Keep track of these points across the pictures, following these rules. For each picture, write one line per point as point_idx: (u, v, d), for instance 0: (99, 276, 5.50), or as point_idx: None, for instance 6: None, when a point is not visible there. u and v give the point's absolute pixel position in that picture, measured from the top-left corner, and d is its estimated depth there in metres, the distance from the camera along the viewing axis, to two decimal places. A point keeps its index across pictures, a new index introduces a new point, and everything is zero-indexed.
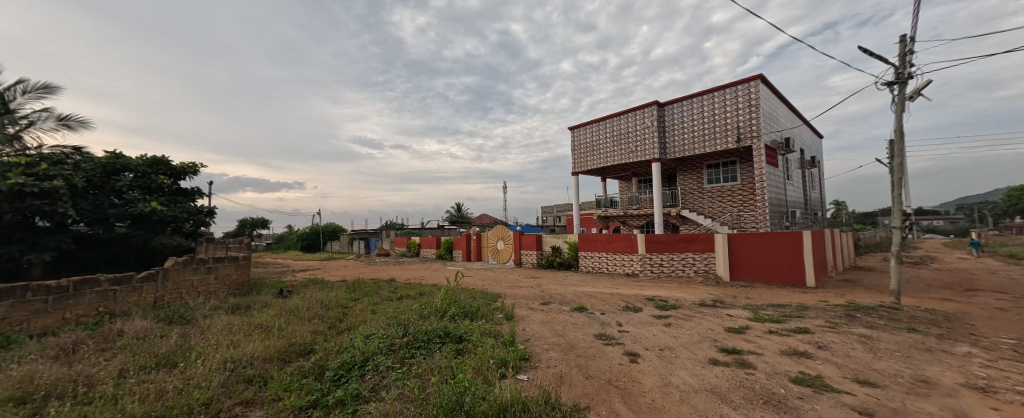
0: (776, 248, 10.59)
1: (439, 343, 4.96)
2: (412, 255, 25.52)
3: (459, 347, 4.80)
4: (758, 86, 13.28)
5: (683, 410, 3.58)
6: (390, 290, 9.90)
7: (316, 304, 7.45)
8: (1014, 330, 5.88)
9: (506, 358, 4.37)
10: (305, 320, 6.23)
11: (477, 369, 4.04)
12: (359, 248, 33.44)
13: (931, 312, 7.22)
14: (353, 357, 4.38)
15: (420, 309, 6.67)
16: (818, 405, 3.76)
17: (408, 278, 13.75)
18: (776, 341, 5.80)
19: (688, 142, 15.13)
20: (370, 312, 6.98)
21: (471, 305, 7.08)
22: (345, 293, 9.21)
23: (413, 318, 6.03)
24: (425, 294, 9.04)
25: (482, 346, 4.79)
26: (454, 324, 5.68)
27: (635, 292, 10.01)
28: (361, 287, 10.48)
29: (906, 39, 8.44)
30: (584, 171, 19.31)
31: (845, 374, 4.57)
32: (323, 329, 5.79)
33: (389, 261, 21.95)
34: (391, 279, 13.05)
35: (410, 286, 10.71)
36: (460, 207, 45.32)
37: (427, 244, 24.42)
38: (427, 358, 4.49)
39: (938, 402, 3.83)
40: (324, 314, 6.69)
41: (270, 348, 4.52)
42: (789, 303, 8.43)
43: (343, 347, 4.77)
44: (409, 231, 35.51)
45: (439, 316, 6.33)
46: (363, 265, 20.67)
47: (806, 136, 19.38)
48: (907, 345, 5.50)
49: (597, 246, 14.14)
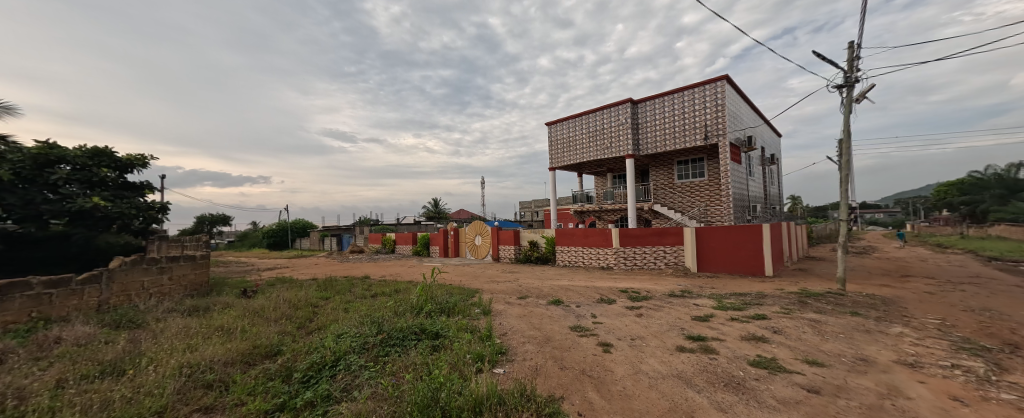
0: (739, 241, 11.20)
1: (414, 340, 4.90)
2: (388, 252, 24.98)
3: (435, 343, 4.78)
4: (724, 86, 13.89)
5: (652, 396, 3.74)
6: (363, 287, 9.67)
7: (284, 304, 7.16)
8: (939, 311, 6.54)
9: (482, 352, 4.38)
10: (271, 321, 5.98)
11: (453, 365, 4.03)
12: (331, 245, 32.28)
13: (872, 297, 7.91)
14: (323, 358, 4.25)
15: (395, 307, 6.57)
16: (772, 385, 4.04)
17: (383, 274, 13.46)
18: (737, 328, 6.16)
19: (660, 139, 15.63)
20: (342, 311, 6.79)
21: (448, 301, 7.05)
22: (315, 292, 8.88)
23: (388, 316, 5.93)
24: (401, 291, 8.90)
25: (458, 341, 4.78)
26: (430, 321, 5.63)
27: (609, 285, 10.30)
28: (332, 285, 10.15)
29: (853, 45, 9.09)
30: (560, 166, 19.53)
31: (796, 356, 4.94)
32: (291, 329, 5.58)
33: (363, 258, 21.39)
34: (365, 276, 12.73)
35: (385, 283, 10.50)
36: (437, 202, 44.68)
37: (402, 241, 24.01)
38: (402, 355, 4.44)
39: (875, 378, 4.22)
40: (293, 314, 6.45)
41: (232, 351, 4.32)
42: (750, 292, 8.98)
43: (313, 347, 4.63)
44: (383, 227, 34.69)
45: (415, 312, 6.27)
46: (336, 262, 20.00)
47: (766, 135, 20.50)
48: (851, 327, 6.01)
49: (573, 240, 14.39)
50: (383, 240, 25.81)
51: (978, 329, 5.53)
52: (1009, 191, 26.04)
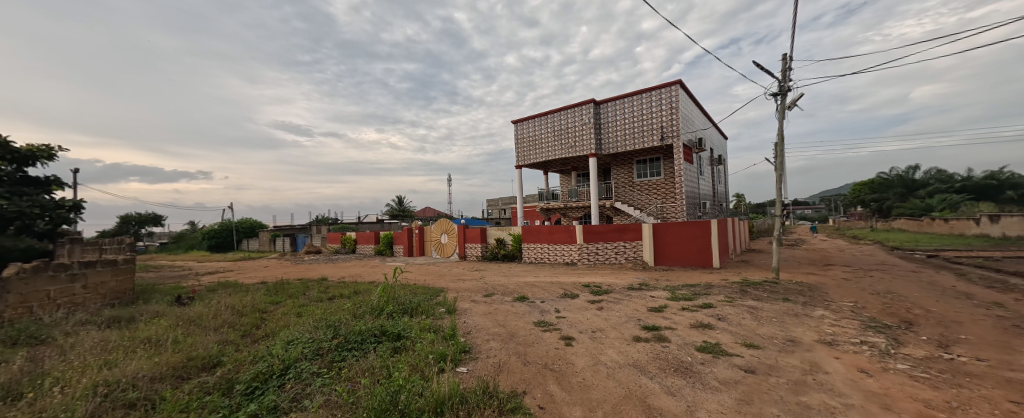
0: (691, 236, 11.95)
1: (374, 343, 4.73)
2: (348, 252, 23.86)
3: (396, 344, 4.65)
4: (677, 90, 14.71)
5: (609, 385, 3.90)
6: (320, 290, 9.17)
7: (227, 311, 6.60)
8: (852, 295, 7.41)
9: (445, 351, 4.32)
10: (210, 330, 5.49)
11: (414, 366, 3.94)
12: (284, 246, 30.19)
13: (801, 284, 8.78)
14: (271, 367, 3.98)
15: (354, 309, 6.29)
16: (715, 368, 4.37)
17: (343, 275, 12.87)
18: (687, 317, 6.59)
19: (620, 139, 16.26)
20: (294, 316, 6.39)
21: (411, 301, 6.87)
22: (265, 297, 8.29)
23: (345, 318, 5.66)
24: (362, 292, 8.56)
25: (421, 342, 4.68)
26: (392, 322, 5.46)
27: (573, 280, 10.58)
28: (283, 289, 9.51)
29: (785, 58, 10.01)
30: (525, 164, 19.71)
31: (737, 340, 5.39)
32: (235, 337, 5.17)
33: (319, 259, 20.27)
34: (322, 278, 12.08)
35: (344, 285, 10.02)
36: (400, 200, 43.37)
37: (363, 240, 23.11)
38: (360, 360, 4.26)
39: (800, 357, 4.69)
40: (237, 321, 5.97)
41: (162, 364, 3.91)
42: (700, 283, 9.64)
43: (259, 356, 4.32)
44: (343, 226, 33.06)
45: (375, 314, 6.03)
46: (289, 264, 18.81)
47: (715, 138, 21.99)
48: (782, 312, 6.63)
49: (539, 237, 14.55)
50: (342, 239, 24.68)
51: (881, 309, 6.33)
52: (908, 189, 30.00)
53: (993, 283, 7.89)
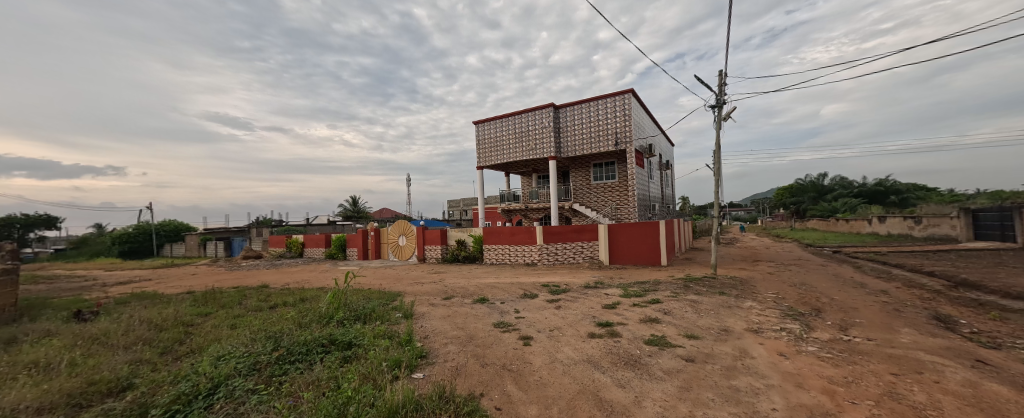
0: (643, 236, 12.72)
1: (321, 354, 4.54)
2: (294, 256, 22.30)
3: (346, 354, 4.48)
4: (630, 98, 15.58)
5: (564, 381, 4.08)
6: (260, 298, 8.54)
7: (142, 326, 5.93)
8: (775, 287, 8.35)
9: (400, 358, 4.25)
10: (120, 349, 4.91)
11: (365, 376, 3.84)
12: (217, 251, 27.43)
13: (735, 279, 9.71)
14: (195, 388, 3.65)
15: (298, 318, 5.95)
16: (660, 359, 4.73)
17: (288, 282, 12.06)
18: (637, 312, 7.02)
19: (577, 143, 16.87)
20: (227, 328, 5.91)
21: (365, 306, 6.64)
22: (191, 308, 7.53)
23: (289, 328, 5.35)
24: (309, 300, 8.10)
25: (374, 349, 4.55)
26: (343, 330, 5.27)
27: (533, 280, 10.83)
28: (215, 298, 8.72)
29: (722, 74, 11.01)
30: (486, 166, 19.76)
31: (680, 332, 5.86)
32: (151, 356, 4.68)
33: (260, 265, 18.77)
34: (263, 285, 11.24)
35: (288, 292, 9.41)
36: (355, 200, 41.40)
37: (311, 243, 21.80)
38: (305, 372, 4.06)
39: (732, 344, 5.22)
40: (154, 337, 5.40)
41: (53, 393, 3.44)
42: (649, 280, 10.31)
43: (183, 376, 3.96)
44: (288, 228, 30.81)
45: (323, 322, 5.75)
46: (224, 270, 17.21)
47: (663, 144, 23.55)
48: (719, 305, 7.31)
49: (500, 238, 14.63)
50: (287, 243, 23.07)
51: (797, 299, 7.21)
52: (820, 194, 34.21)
53: (881, 273, 9.31)
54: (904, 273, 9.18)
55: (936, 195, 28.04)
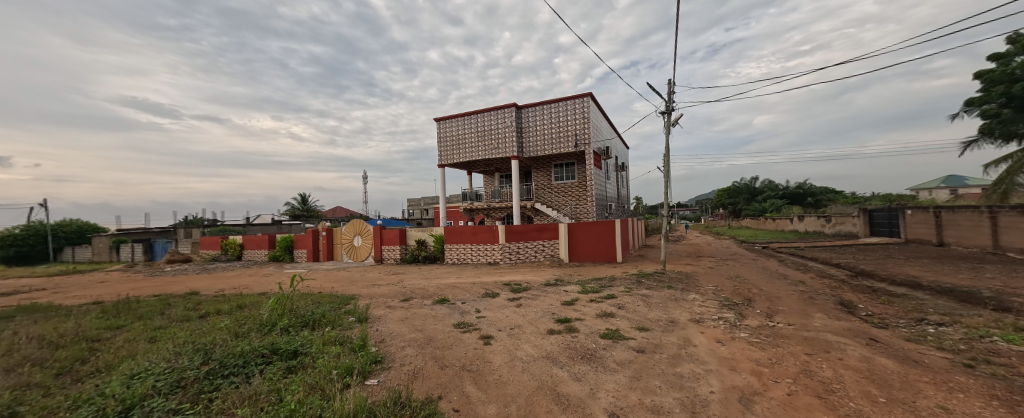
0: (600, 234, 13.32)
1: (261, 365, 4.27)
2: (231, 259, 20.54)
3: (290, 363, 4.25)
4: (588, 102, 16.22)
5: (523, 378, 4.22)
6: (187, 307, 7.81)
7: (33, 344, 5.20)
8: (715, 280, 9.16)
9: (352, 365, 4.11)
10: (1, 372, 4.25)
11: (312, 386, 3.67)
12: (135, 255, 24.56)
13: (681, 273, 10.50)
14: (101, 411, 3.20)
15: (234, 327, 5.53)
16: (614, 352, 5.02)
17: (224, 288, 11.08)
18: (594, 307, 7.36)
19: (538, 143, 17.20)
20: (145, 342, 5.37)
21: (313, 312, 6.35)
22: (101, 321, 6.69)
23: (222, 339, 4.96)
24: (249, 306, 7.55)
25: (323, 357, 4.37)
26: (287, 338, 5.00)
27: (494, 279, 10.91)
28: (131, 309, 7.81)
29: (671, 82, 11.78)
30: (447, 164, 19.53)
31: (632, 324, 6.24)
32: (43, 379, 4.12)
33: (190, 270, 17.04)
34: (193, 292, 10.23)
35: (223, 299, 8.69)
36: (304, 197, 39.00)
37: (252, 245, 20.20)
38: (242, 386, 3.77)
39: (677, 334, 5.67)
40: (48, 357, 4.76)
41: None
42: (605, 276, 10.82)
43: (86, 399, 3.46)
44: (224, 228, 28.28)
45: (264, 331, 5.40)
46: (144, 277, 15.40)
47: (619, 147, 24.73)
48: (667, 298, 7.86)
49: (461, 238, 14.54)
50: (224, 245, 21.17)
51: (733, 290, 7.97)
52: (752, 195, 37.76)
53: (800, 265, 10.55)
54: (818, 265, 10.48)
55: (843, 198, 32.15)
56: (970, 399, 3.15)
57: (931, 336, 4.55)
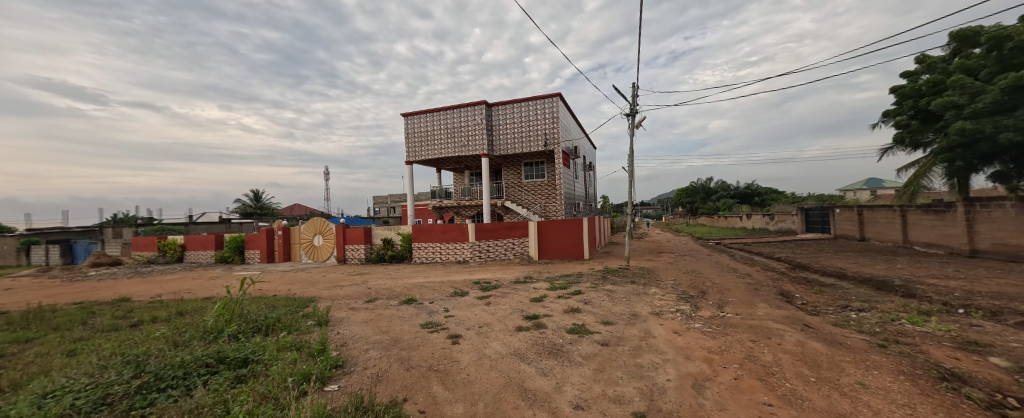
0: (568, 232, 13.66)
1: (205, 375, 3.86)
2: (171, 261, 18.97)
3: (240, 372, 3.93)
4: (557, 102, 16.54)
5: (491, 376, 4.29)
6: (115, 316, 7.11)
7: None
8: (675, 275, 9.69)
9: (310, 371, 3.92)
10: None
11: (264, 396, 3.43)
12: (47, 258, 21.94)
13: (643, 269, 11.01)
14: None
15: (174, 335, 5.05)
16: (579, 346, 5.22)
17: (162, 293, 10.20)
18: (562, 303, 7.58)
19: (509, 141, 17.29)
20: (62, 358, 4.79)
21: (266, 317, 5.99)
22: (8, 335, 5.92)
23: (158, 349, 4.48)
24: (193, 313, 7.01)
25: (277, 364, 4.12)
26: (236, 345, 4.65)
27: (464, 278, 10.88)
28: (46, 320, 6.98)
29: (636, 86, 12.28)
30: (415, 161, 19.14)
31: (597, 319, 6.50)
32: None
33: (122, 274, 15.51)
34: (124, 299, 9.31)
35: (159, 306, 7.99)
36: (258, 194, 36.74)
37: (196, 246, 18.74)
38: (182, 398, 3.40)
39: (639, 327, 5.98)
40: None
41: None
42: (573, 272, 11.13)
43: None
44: (161, 227, 25.99)
45: (208, 339, 4.96)
46: (65, 283, 13.81)
47: (587, 147, 25.39)
48: (630, 292, 8.23)
49: (430, 236, 14.35)
50: (163, 246, 19.46)
51: (689, 284, 8.50)
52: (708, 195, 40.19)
53: (749, 259, 11.42)
54: (765, 259, 11.39)
55: (786, 197, 35.09)
56: (882, 375, 3.60)
57: (853, 321, 5.14)
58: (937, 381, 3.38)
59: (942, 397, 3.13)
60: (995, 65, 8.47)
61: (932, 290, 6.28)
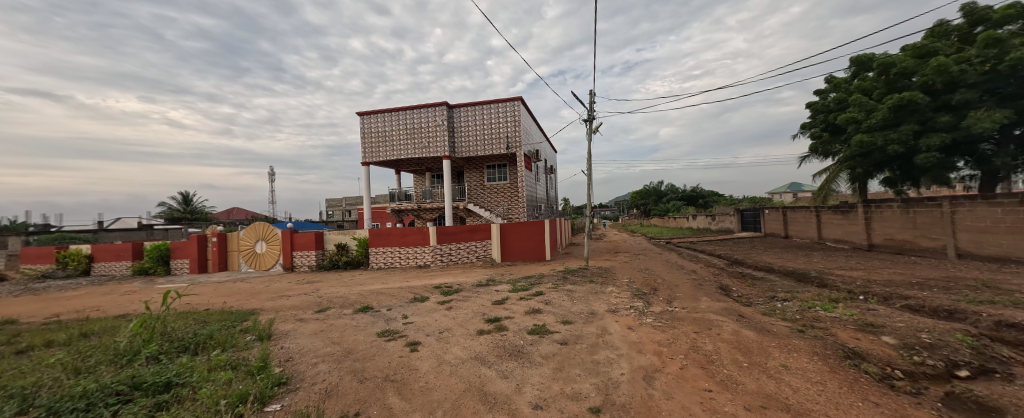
0: (531, 234, 13.86)
1: (115, 405, 3.36)
2: (76, 275, 16.58)
3: (160, 399, 3.50)
4: (519, 106, 16.74)
5: (451, 382, 4.24)
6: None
7: None
8: (629, 273, 10.17)
9: (247, 391, 3.60)
10: None
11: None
12: None
13: (601, 268, 11.45)
14: None
15: (75, 361, 4.38)
16: (539, 346, 5.31)
17: (65, 313, 8.88)
18: (523, 305, 7.67)
19: (471, 144, 17.20)
20: None
21: (195, 335, 5.42)
22: None
23: (53, 379, 3.82)
24: (105, 333, 6.17)
25: (207, 387, 3.73)
26: (155, 368, 4.12)
27: (424, 283, 10.62)
28: None
29: (592, 92, 12.77)
30: (372, 162, 18.39)
31: (557, 318, 6.65)
32: None
33: (9, 291, 13.25)
34: (11, 322, 7.95)
35: (59, 327, 6.93)
36: (187, 197, 33.29)
37: (109, 257, 16.55)
38: None
39: (596, 324, 6.21)
40: None
41: None
42: (535, 274, 11.29)
43: None
44: (62, 236, 22.65)
45: (120, 362, 4.33)
46: None
47: (548, 151, 25.94)
48: (588, 291, 8.51)
49: (389, 240, 13.86)
50: (62, 257, 16.94)
51: (643, 281, 8.97)
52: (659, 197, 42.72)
53: (695, 257, 12.26)
54: (708, 256, 12.29)
55: (726, 199, 38.21)
56: (801, 356, 4.04)
57: (779, 310, 5.72)
58: (842, 359, 3.86)
59: (847, 373, 3.58)
60: (884, 86, 9.87)
61: (842, 280, 7.17)
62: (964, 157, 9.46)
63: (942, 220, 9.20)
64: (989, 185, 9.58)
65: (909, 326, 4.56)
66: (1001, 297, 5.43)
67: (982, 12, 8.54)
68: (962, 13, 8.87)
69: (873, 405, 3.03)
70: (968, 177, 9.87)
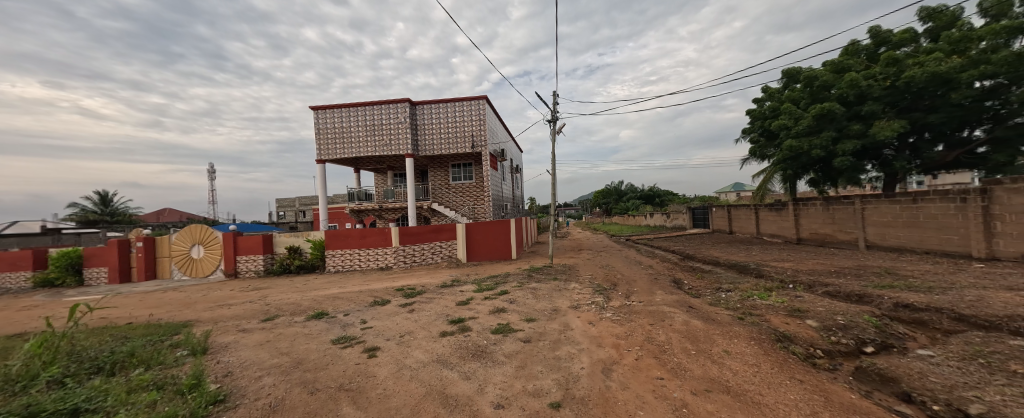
0: (496, 233, 13.86)
1: None
2: None
3: None
4: (484, 105, 16.66)
5: (411, 387, 4.13)
6: None
7: None
8: (591, 270, 10.49)
9: (173, 413, 3.25)
10: None
11: None
12: None
13: (564, 266, 11.70)
14: None
15: None
16: (503, 345, 5.32)
17: None
18: (488, 305, 7.63)
19: (434, 142, 16.84)
20: None
21: (113, 354, 4.82)
22: None
23: None
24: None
25: (125, 411, 3.32)
26: (58, 393, 3.60)
27: (385, 286, 10.24)
28: None
29: (555, 94, 12.99)
30: (328, 159, 17.42)
31: (521, 317, 6.69)
32: None
33: None
34: None
35: None
36: (106, 196, 29.60)
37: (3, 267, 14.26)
38: None
39: (559, 321, 6.33)
40: None
41: None
42: (500, 273, 11.29)
43: None
44: None
45: (9, 391, 3.72)
46: None
47: (514, 151, 26.04)
48: (552, 289, 8.65)
49: (347, 242, 13.18)
50: None
51: (604, 277, 9.30)
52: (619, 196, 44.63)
53: (652, 252, 12.91)
54: (663, 251, 12.99)
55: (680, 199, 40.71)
56: (740, 342, 4.40)
57: (723, 300, 6.17)
58: (775, 342, 4.25)
59: (777, 354, 3.95)
60: (809, 97, 10.97)
61: (776, 270, 7.93)
62: (872, 161, 10.78)
63: (855, 216, 10.42)
64: (890, 185, 11.01)
65: (829, 310, 5.13)
66: (901, 281, 6.28)
67: (885, 35, 9.79)
68: (870, 34, 10.10)
69: (797, 383, 3.36)
70: (875, 178, 11.26)
